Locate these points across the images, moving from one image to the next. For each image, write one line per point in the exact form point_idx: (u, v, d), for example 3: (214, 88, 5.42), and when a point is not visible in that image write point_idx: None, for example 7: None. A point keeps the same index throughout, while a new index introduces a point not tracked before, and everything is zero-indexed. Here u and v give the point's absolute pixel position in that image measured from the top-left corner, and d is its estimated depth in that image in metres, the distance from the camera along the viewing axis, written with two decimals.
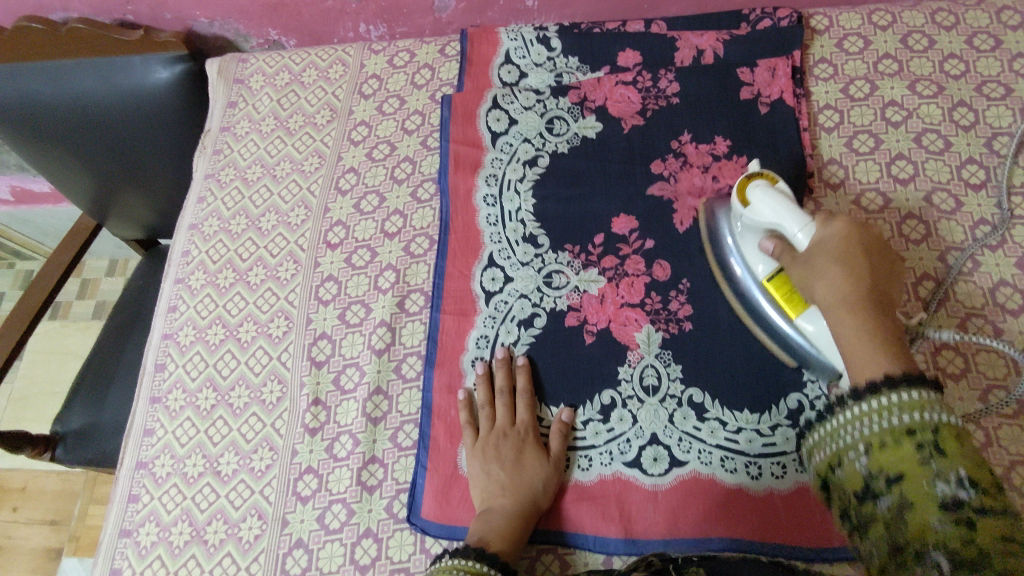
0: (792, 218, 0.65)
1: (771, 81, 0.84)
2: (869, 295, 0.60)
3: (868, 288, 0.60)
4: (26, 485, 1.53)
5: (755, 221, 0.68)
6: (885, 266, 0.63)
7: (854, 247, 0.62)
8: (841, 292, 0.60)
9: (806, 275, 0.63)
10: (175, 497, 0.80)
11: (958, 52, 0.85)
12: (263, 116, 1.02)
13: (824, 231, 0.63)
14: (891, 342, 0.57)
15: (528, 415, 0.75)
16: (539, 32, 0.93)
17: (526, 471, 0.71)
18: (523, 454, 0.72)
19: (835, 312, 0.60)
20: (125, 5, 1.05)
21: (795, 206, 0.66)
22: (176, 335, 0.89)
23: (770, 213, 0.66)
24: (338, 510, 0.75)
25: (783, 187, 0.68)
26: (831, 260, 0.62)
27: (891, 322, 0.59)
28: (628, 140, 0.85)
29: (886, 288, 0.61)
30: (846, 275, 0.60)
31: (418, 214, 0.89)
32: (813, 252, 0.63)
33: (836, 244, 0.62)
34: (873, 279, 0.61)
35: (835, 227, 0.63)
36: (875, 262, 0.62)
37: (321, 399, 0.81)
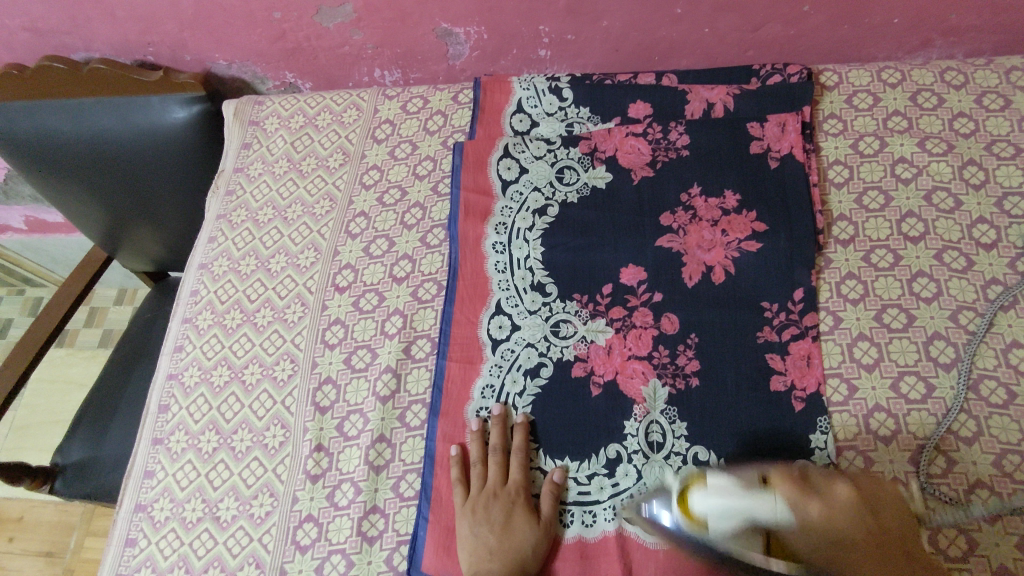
0: (757, 503, 0.56)
1: (781, 137, 0.84)
2: (894, 555, 0.55)
3: (893, 561, 0.55)
4: (23, 515, 1.51)
5: (720, 537, 0.57)
6: (866, 495, 0.58)
7: (852, 510, 0.55)
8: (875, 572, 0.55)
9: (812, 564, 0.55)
10: (173, 543, 0.79)
11: (967, 111, 0.85)
12: (277, 158, 1.03)
13: (805, 511, 0.55)
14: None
15: (521, 475, 0.74)
16: (552, 82, 0.95)
17: (515, 535, 0.70)
18: (512, 517, 0.71)
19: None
20: (146, 47, 1.07)
21: (753, 489, 0.56)
22: (181, 375, 0.89)
23: (729, 521, 0.56)
24: (337, 561, 0.74)
25: (717, 481, 0.59)
26: (845, 553, 0.55)
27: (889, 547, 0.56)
28: (638, 192, 0.86)
29: (885, 523, 0.57)
30: (868, 551, 0.55)
31: (427, 259, 0.89)
32: (807, 526, 0.55)
33: (832, 529, 0.54)
34: (876, 524, 0.57)
35: (820, 510, 0.55)
36: (865, 510, 0.57)
37: (323, 445, 0.80)
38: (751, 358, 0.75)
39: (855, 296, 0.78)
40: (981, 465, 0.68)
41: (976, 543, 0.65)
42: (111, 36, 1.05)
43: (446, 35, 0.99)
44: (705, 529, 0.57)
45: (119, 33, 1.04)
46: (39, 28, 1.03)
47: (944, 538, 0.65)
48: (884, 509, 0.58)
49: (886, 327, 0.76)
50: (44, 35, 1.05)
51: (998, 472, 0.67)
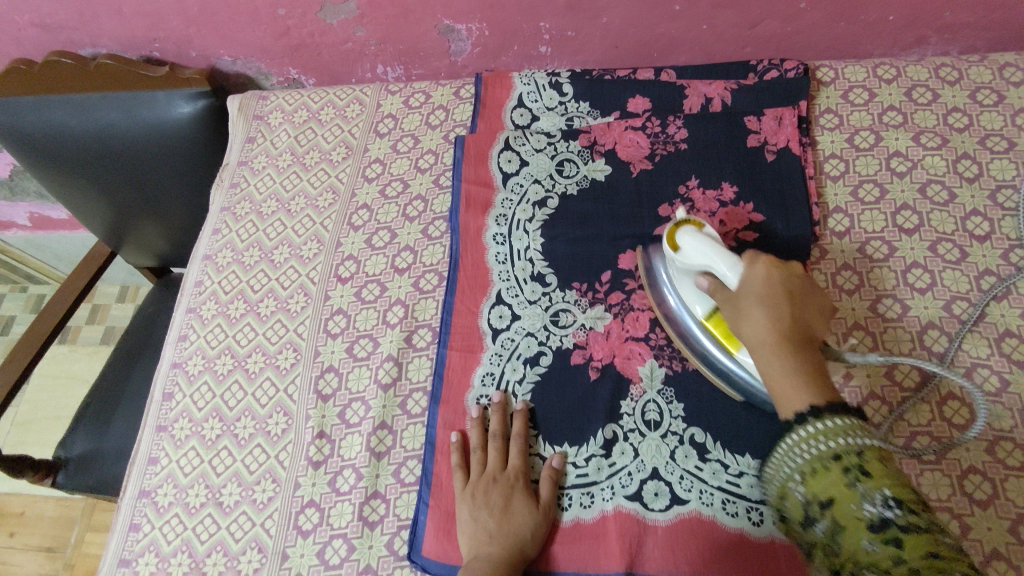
0: (719, 258, 0.68)
1: (777, 130, 0.86)
2: (793, 328, 0.60)
3: (793, 325, 0.61)
4: (24, 510, 1.52)
5: (685, 263, 0.72)
6: (814, 297, 0.65)
7: (783, 281, 0.63)
8: (770, 315, 0.61)
9: (738, 313, 0.64)
10: (176, 528, 0.80)
11: (961, 107, 0.87)
12: (280, 151, 1.05)
13: (751, 273, 0.65)
14: (810, 375, 0.58)
15: (520, 461, 0.75)
16: (552, 77, 0.96)
17: (514, 518, 0.71)
18: (511, 501, 0.72)
19: (760, 351, 0.61)
20: (152, 43, 1.08)
21: (723, 249, 0.69)
22: (185, 364, 0.90)
23: (696, 256, 0.70)
24: (339, 545, 0.74)
25: (709, 232, 0.72)
26: (763, 294, 0.63)
27: (811, 350, 0.60)
28: (636, 184, 0.87)
29: (813, 314, 0.63)
30: (773, 303, 0.62)
31: (428, 250, 0.90)
32: (745, 279, 0.65)
33: (761, 285, 0.64)
34: (802, 312, 0.62)
35: (762, 267, 0.64)
36: (802, 297, 0.63)
37: (325, 432, 0.81)
38: None
39: (851, 287, 0.79)
40: (974, 451, 0.69)
41: (970, 527, 0.66)
42: (117, 32, 1.06)
43: (449, 31, 1.00)
44: (677, 255, 0.73)
45: (125, 29, 1.05)
46: (47, 23, 1.05)
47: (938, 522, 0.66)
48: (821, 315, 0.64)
49: (881, 317, 0.77)
50: (51, 30, 1.06)
51: (991, 458, 0.68)
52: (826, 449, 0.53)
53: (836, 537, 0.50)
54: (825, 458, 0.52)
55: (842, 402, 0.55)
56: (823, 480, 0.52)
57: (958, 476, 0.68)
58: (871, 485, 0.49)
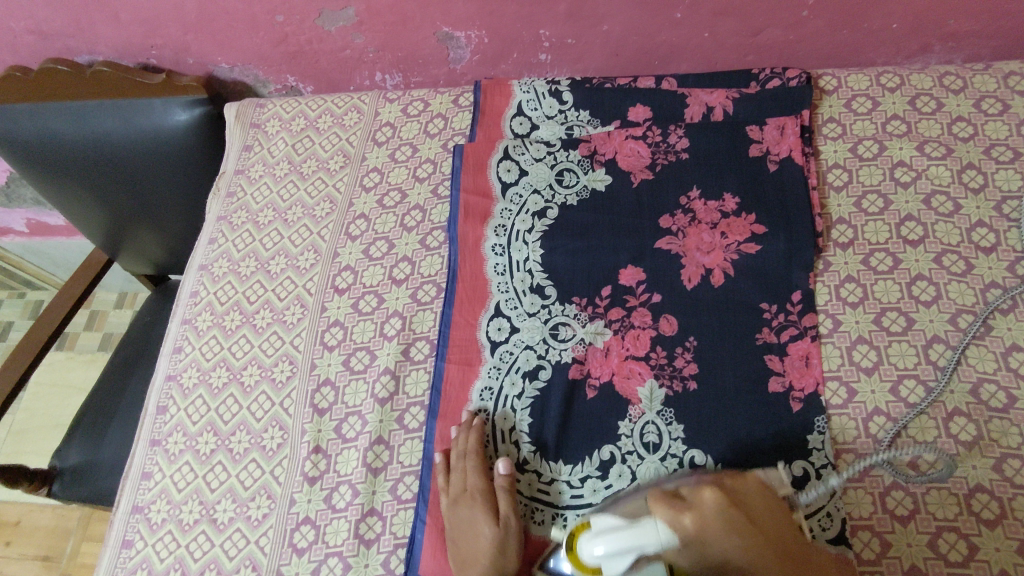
0: (642, 535, 0.56)
1: (780, 140, 0.84)
2: (777, 547, 0.58)
3: (773, 550, 0.58)
4: (20, 519, 1.51)
5: (613, 568, 0.58)
6: (738, 494, 0.61)
7: (724, 520, 0.57)
8: (752, 556, 0.57)
9: (709, 560, 0.58)
10: (169, 545, 0.78)
11: (966, 115, 0.85)
12: (277, 160, 1.03)
13: (691, 533, 0.57)
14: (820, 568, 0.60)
15: (478, 476, 0.74)
16: (552, 86, 0.95)
17: (483, 536, 0.70)
18: (475, 519, 0.71)
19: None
20: (148, 50, 1.07)
21: (634, 526, 0.57)
22: (179, 377, 0.89)
23: (620, 558, 0.57)
24: (334, 564, 0.73)
25: (603, 522, 0.60)
26: (733, 542, 0.57)
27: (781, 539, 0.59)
28: (637, 195, 0.86)
29: (760, 514, 0.60)
30: (747, 542, 0.57)
31: (426, 261, 0.89)
32: (696, 540, 0.57)
33: (717, 534, 0.57)
34: (756, 523, 0.59)
35: (694, 521, 0.57)
36: (743, 510, 0.59)
37: (321, 447, 0.80)
38: (751, 361, 0.75)
39: (855, 300, 0.78)
40: (980, 468, 0.68)
41: (977, 548, 0.65)
42: (114, 40, 1.05)
43: (447, 39, 0.99)
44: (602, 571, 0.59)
45: (121, 36, 1.04)
46: (43, 30, 1.04)
47: (943, 544, 0.65)
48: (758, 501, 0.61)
49: (886, 331, 0.76)
50: (47, 37, 1.05)
51: (998, 476, 0.67)
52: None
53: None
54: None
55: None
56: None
57: (964, 496, 0.67)
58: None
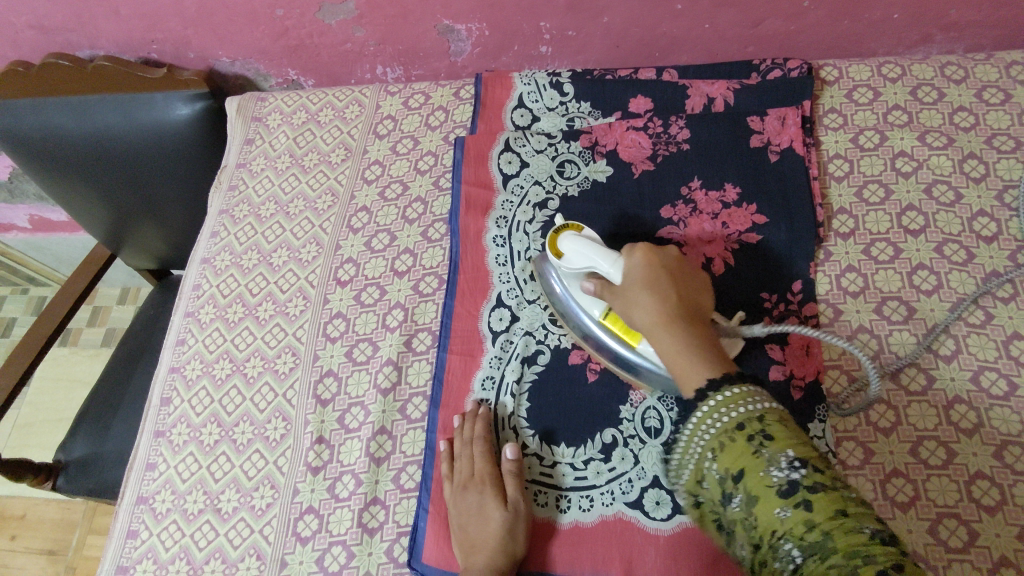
0: (602, 255, 0.69)
1: (781, 130, 0.84)
2: (676, 306, 0.60)
3: (677, 300, 0.61)
4: (25, 513, 1.51)
5: (570, 268, 0.72)
6: (691, 278, 0.65)
7: (656, 265, 0.64)
8: (654, 294, 0.61)
9: (625, 302, 0.64)
10: (174, 534, 0.79)
11: (967, 106, 0.85)
12: (279, 153, 1.04)
13: (634, 261, 0.65)
14: (705, 346, 0.57)
15: (487, 461, 0.73)
16: (553, 77, 0.95)
17: (493, 520, 0.69)
18: (485, 504, 0.71)
19: (653, 332, 0.60)
20: (150, 45, 1.07)
21: (604, 247, 0.69)
22: (183, 368, 0.89)
23: (580, 259, 0.70)
24: (338, 552, 0.74)
25: (588, 234, 0.73)
26: (643, 281, 0.63)
27: (700, 323, 0.60)
28: (638, 185, 0.86)
29: (691, 296, 0.63)
30: (655, 284, 0.62)
31: (428, 253, 0.90)
32: (628, 269, 0.65)
33: (642, 272, 0.64)
34: (678, 289, 0.62)
35: (637, 257, 0.65)
36: (681, 277, 0.64)
37: (324, 437, 0.80)
38: (751, 350, 0.76)
39: (855, 289, 0.78)
40: (980, 455, 0.68)
41: (977, 534, 0.65)
42: (115, 34, 1.06)
43: (448, 32, 0.99)
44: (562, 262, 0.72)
45: (123, 30, 1.05)
46: (44, 25, 1.04)
47: (944, 530, 0.65)
48: (699, 297, 0.64)
49: (886, 320, 0.76)
50: (49, 32, 1.06)
51: (999, 463, 0.67)
52: (738, 418, 0.50)
53: (750, 510, 0.48)
54: (732, 428, 0.50)
55: (739, 369, 0.54)
56: (731, 454, 0.49)
57: (966, 484, 0.67)
58: (774, 449, 0.48)
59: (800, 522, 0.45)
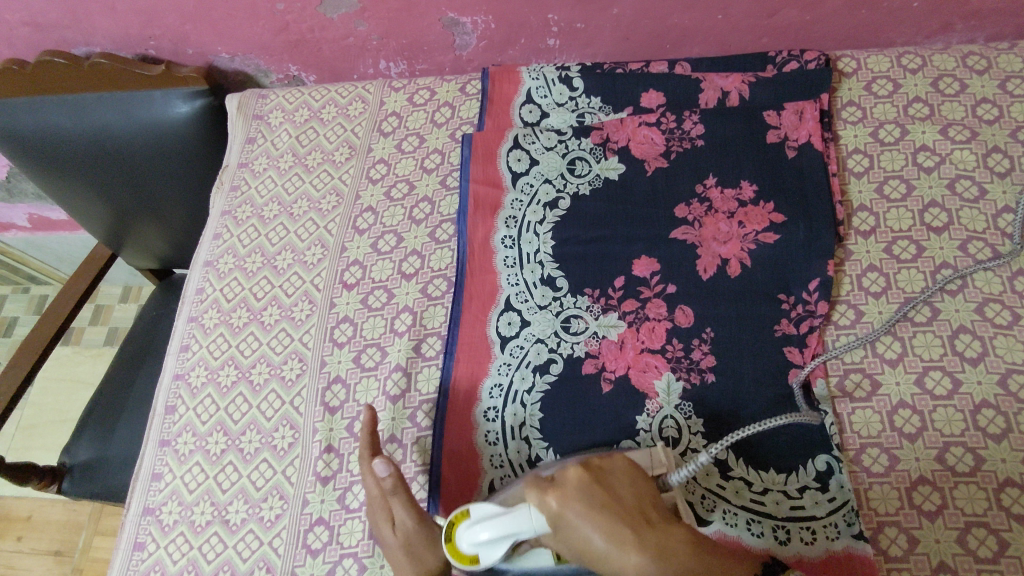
0: (518, 519, 0.55)
1: (799, 125, 0.82)
2: (640, 533, 0.51)
3: (639, 537, 0.50)
4: (32, 514, 1.50)
5: (489, 556, 0.58)
6: (609, 479, 0.56)
7: (580, 497, 0.53)
8: (610, 537, 0.50)
9: (576, 544, 0.52)
10: (182, 547, 0.77)
11: (990, 97, 0.83)
12: (281, 152, 1.01)
13: (563, 502, 0.53)
14: (709, 567, 0.50)
15: (371, 478, 0.69)
16: (562, 72, 0.93)
17: (390, 547, 0.66)
18: (378, 526, 0.68)
19: None
20: (147, 41, 1.05)
21: (516, 508, 0.56)
22: (187, 376, 0.88)
23: (496, 548, 0.57)
24: (349, 565, 0.72)
25: (484, 508, 0.59)
26: (588, 520, 0.51)
27: (667, 527, 0.52)
28: (652, 183, 0.84)
29: (633, 503, 0.54)
30: (605, 524, 0.51)
31: (436, 254, 0.87)
32: (557, 522, 0.53)
33: (575, 515, 0.52)
34: (616, 507, 0.53)
35: (555, 501, 0.53)
36: (610, 491, 0.54)
37: (333, 446, 0.78)
38: (770, 354, 0.74)
39: (877, 289, 0.76)
40: (1008, 462, 0.66)
41: (1008, 544, 0.63)
42: (111, 31, 1.03)
43: (453, 25, 0.97)
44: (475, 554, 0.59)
45: (119, 26, 1.02)
46: (38, 22, 1.01)
47: (973, 539, 0.64)
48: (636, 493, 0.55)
49: (910, 321, 0.74)
50: (43, 29, 1.03)
51: None
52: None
53: None
54: None
55: (758, 566, 0.54)
56: None
57: (995, 490, 0.65)
58: None
59: None
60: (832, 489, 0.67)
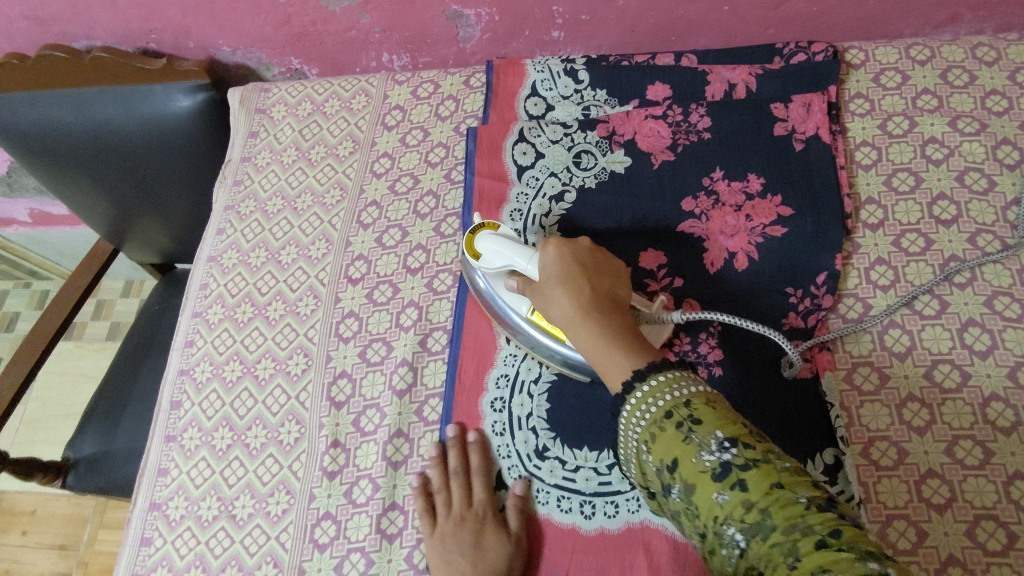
0: (517, 254, 0.70)
1: (806, 117, 0.81)
2: (594, 297, 0.59)
3: (591, 295, 0.59)
4: (36, 508, 1.50)
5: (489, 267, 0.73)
6: (608, 265, 0.63)
7: (569, 259, 0.62)
8: (569, 289, 0.60)
9: (546, 293, 0.63)
10: (189, 542, 0.77)
11: (1000, 88, 0.82)
12: (284, 146, 1.01)
13: (549, 257, 0.64)
14: (624, 335, 0.55)
15: (484, 494, 0.72)
16: (567, 65, 0.92)
17: (495, 556, 0.67)
18: (484, 539, 0.68)
19: (574, 333, 0.58)
20: (148, 35, 1.04)
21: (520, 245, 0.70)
22: (192, 371, 0.87)
23: (497, 259, 0.72)
24: (357, 559, 0.72)
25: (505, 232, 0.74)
26: (557, 277, 0.61)
27: (613, 308, 0.59)
28: (658, 176, 0.83)
29: (606, 285, 0.61)
30: (570, 281, 0.60)
31: (441, 249, 0.87)
32: (546, 267, 0.64)
33: (556, 268, 0.62)
34: (592, 278, 0.61)
35: (551, 253, 0.64)
36: (595, 267, 0.62)
37: (340, 441, 0.78)
38: (776, 347, 0.74)
39: (886, 283, 0.76)
40: (1018, 455, 0.66)
41: (1017, 537, 0.63)
42: (112, 24, 1.02)
43: (456, 17, 0.96)
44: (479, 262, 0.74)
45: (120, 20, 1.01)
46: (38, 15, 1.00)
47: (981, 533, 0.63)
48: (619, 287, 0.63)
49: (918, 315, 0.73)
50: (44, 23, 1.02)
51: None
52: (672, 401, 0.48)
53: (689, 499, 0.46)
54: (662, 416, 0.48)
55: (669, 358, 0.52)
56: (662, 444, 0.47)
57: (1004, 483, 0.65)
58: (701, 431, 0.46)
59: (738, 506, 0.43)
60: (840, 483, 0.67)
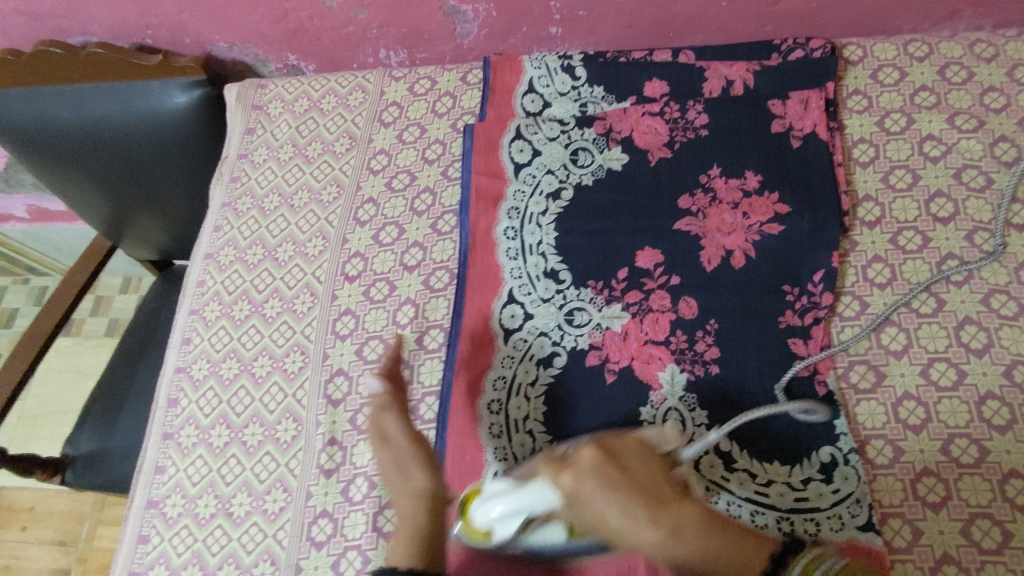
0: (532, 497, 0.56)
1: (803, 115, 0.81)
2: (657, 502, 0.50)
3: (653, 512, 0.49)
4: (36, 505, 1.51)
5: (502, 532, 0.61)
6: (622, 447, 0.55)
7: (596, 474, 0.51)
8: (627, 511, 0.49)
9: (591, 520, 0.51)
10: (186, 539, 0.78)
11: (998, 85, 0.82)
12: (281, 143, 1.01)
13: (577, 480, 0.51)
14: (726, 542, 0.49)
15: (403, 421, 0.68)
16: (563, 61, 0.91)
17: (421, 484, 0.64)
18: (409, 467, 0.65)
19: (663, 556, 0.49)
20: (144, 30, 1.03)
21: (528, 485, 0.57)
22: (189, 369, 0.87)
23: (511, 520, 0.59)
24: (353, 557, 0.72)
25: (496, 485, 0.61)
26: (606, 501, 0.50)
27: (678, 500, 0.51)
28: (655, 173, 0.83)
29: (645, 479, 0.52)
30: (620, 500, 0.50)
31: (438, 246, 0.87)
32: (572, 497, 0.52)
33: (596, 485, 0.51)
34: (635, 479, 0.51)
35: (570, 479, 0.52)
36: (626, 468, 0.52)
37: (336, 439, 0.78)
38: (773, 345, 0.74)
39: (883, 281, 0.75)
40: (1014, 453, 0.66)
41: (1013, 535, 0.63)
42: (108, 19, 1.01)
43: (453, 13, 0.95)
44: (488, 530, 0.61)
45: (115, 15, 1.00)
46: (34, 11, 1.00)
47: (977, 532, 0.63)
48: (642, 465, 0.54)
49: (914, 313, 0.73)
50: (39, 18, 1.01)
51: None
52: None
53: None
54: None
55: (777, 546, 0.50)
56: None
57: (1001, 481, 0.65)
58: None
59: None
60: (837, 481, 0.67)
